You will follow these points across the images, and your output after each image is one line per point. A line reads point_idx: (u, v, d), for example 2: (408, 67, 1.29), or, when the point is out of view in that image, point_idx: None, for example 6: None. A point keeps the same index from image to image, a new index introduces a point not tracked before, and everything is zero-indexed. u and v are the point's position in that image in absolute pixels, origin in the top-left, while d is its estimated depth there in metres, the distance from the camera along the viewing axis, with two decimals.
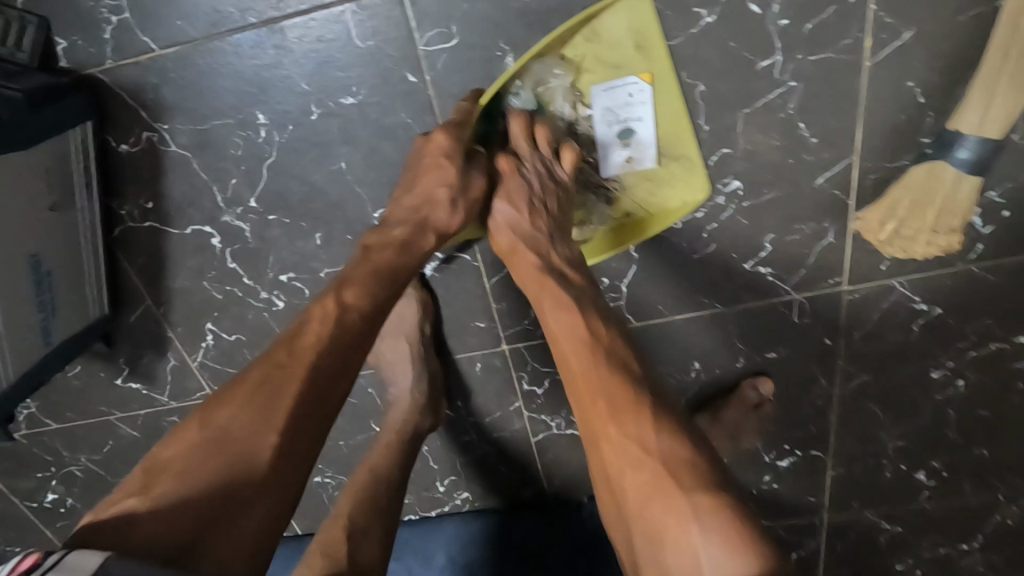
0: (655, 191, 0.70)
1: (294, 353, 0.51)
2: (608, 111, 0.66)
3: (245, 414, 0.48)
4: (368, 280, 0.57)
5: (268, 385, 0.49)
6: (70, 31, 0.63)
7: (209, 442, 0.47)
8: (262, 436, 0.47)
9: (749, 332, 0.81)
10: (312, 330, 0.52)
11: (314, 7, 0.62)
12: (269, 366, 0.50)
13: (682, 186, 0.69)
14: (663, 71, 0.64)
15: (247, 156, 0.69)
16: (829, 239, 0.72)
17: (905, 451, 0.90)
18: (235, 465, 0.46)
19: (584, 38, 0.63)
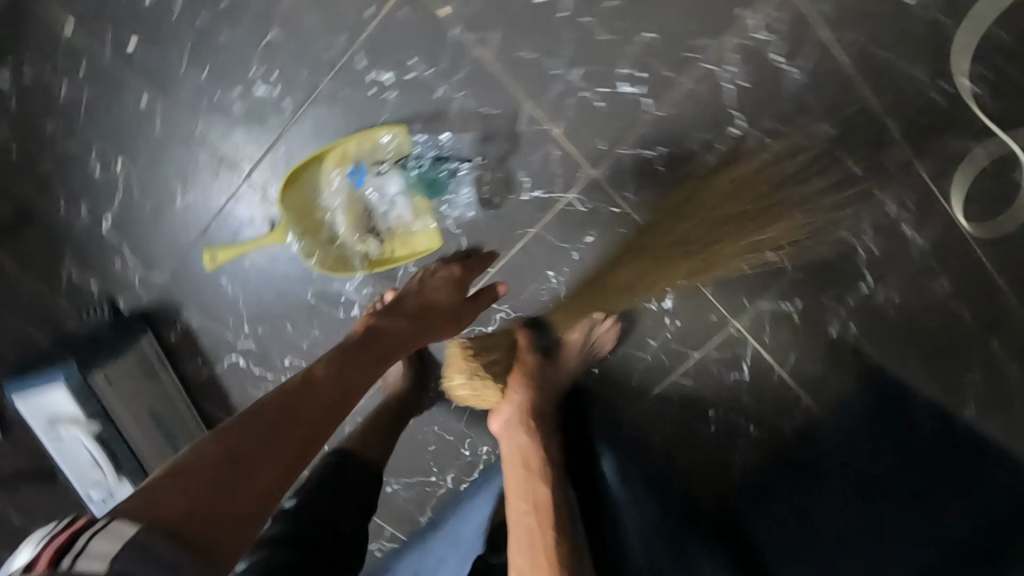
0: (406, 238, 1.11)
1: (311, 414, 0.78)
2: (382, 197, 1.08)
3: (267, 442, 0.71)
4: (342, 363, 0.86)
5: (278, 432, 0.73)
6: (120, 292, 1.14)
7: (229, 457, 0.67)
8: (262, 468, 0.68)
9: (562, 230, 1.16)
10: (323, 399, 0.80)
11: (214, 213, 1.09)
12: (291, 412, 0.75)
13: (423, 237, 1.12)
14: (409, 165, 1.06)
15: (231, 304, 1.18)
16: (557, 152, 1.10)
17: (738, 245, 1.20)
18: (249, 477, 0.67)
19: (371, 143, 1.05)
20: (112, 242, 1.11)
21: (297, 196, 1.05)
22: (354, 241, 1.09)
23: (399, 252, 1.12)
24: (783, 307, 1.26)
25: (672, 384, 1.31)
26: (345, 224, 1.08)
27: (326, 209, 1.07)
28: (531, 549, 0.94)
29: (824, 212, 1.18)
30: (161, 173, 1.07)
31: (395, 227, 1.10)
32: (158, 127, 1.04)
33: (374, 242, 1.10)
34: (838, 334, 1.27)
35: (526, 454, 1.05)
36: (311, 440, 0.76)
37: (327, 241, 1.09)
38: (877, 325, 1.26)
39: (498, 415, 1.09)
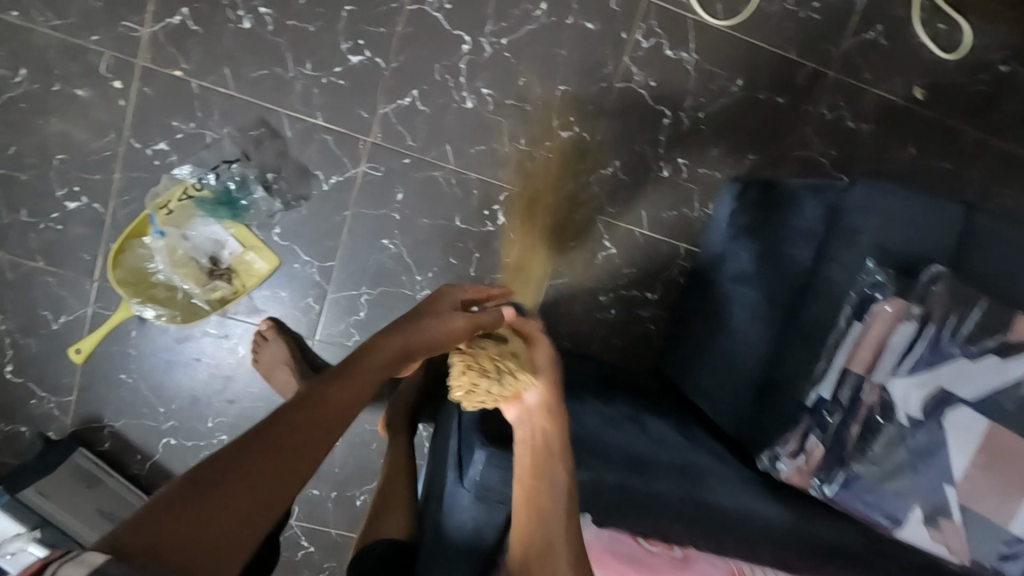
0: (247, 266, 1.24)
1: (307, 435, 0.69)
2: (202, 239, 1.22)
3: (269, 466, 0.64)
4: (359, 381, 0.77)
5: (284, 456, 0.65)
6: (47, 424, 1.29)
7: (229, 483, 0.61)
8: (261, 499, 0.62)
9: (373, 199, 1.26)
10: (328, 424, 0.71)
11: (86, 321, 1.24)
12: (286, 434, 0.67)
13: (261, 257, 1.24)
14: (208, 203, 1.21)
15: (139, 395, 1.29)
16: (330, 138, 1.22)
17: (533, 138, 1.27)
18: (237, 512, 0.60)
19: (170, 202, 1.19)
20: (19, 386, 1.26)
21: (129, 269, 1.19)
22: (199, 287, 1.22)
23: (242, 279, 1.24)
24: (606, 172, 1.30)
25: (551, 287, 1.35)
26: (183, 275, 1.21)
27: (161, 270, 1.21)
28: (536, 513, 0.80)
29: (586, 74, 1.25)
30: (33, 310, 1.23)
31: (229, 259, 1.23)
32: (10, 274, 1.21)
33: (218, 281, 1.23)
34: (671, 172, 1.32)
35: (543, 436, 0.84)
36: (308, 462, 0.67)
37: (178, 297, 1.22)
38: (697, 146, 1.30)
39: (518, 403, 0.85)
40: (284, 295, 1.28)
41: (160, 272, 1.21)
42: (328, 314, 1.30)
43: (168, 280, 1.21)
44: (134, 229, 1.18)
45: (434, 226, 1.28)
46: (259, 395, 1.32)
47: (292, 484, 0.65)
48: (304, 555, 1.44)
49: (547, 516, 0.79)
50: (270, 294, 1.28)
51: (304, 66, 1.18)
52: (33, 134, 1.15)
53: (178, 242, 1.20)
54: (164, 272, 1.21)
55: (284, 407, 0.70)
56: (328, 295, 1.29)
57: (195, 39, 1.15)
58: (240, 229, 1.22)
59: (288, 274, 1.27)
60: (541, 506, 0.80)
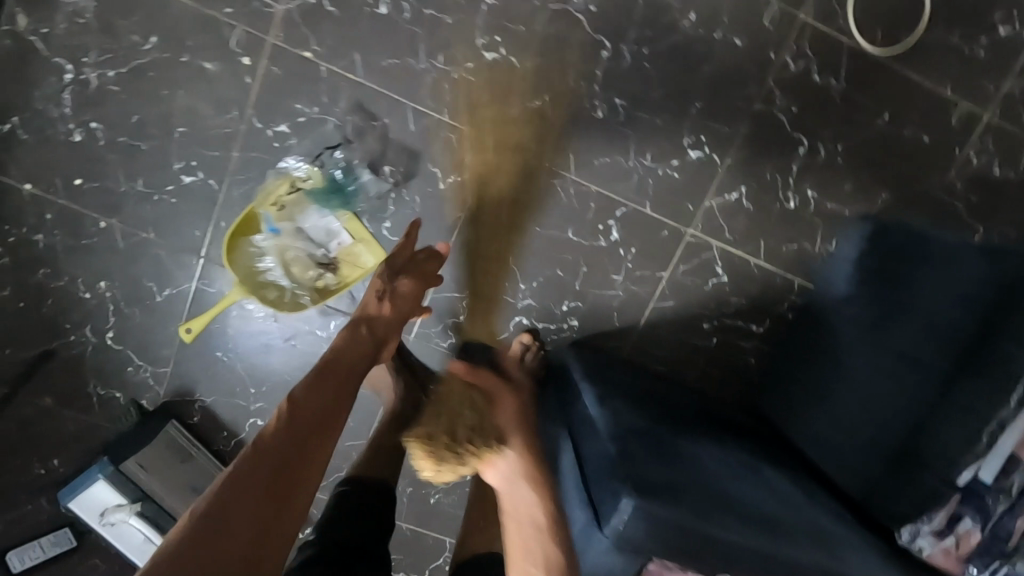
0: (355, 259, 1.21)
1: (297, 454, 0.76)
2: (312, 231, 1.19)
3: (277, 477, 0.72)
4: (332, 386, 0.89)
5: (289, 464, 0.74)
6: (143, 394, 1.30)
7: (245, 499, 0.68)
8: (285, 499, 0.71)
9: (488, 203, 1.22)
10: (314, 443, 0.79)
11: (190, 297, 1.24)
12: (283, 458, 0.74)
13: (369, 252, 1.20)
14: (320, 193, 1.17)
15: (232, 373, 1.29)
16: (454, 135, 1.18)
17: (660, 156, 1.21)
18: (270, 517, 0.68)
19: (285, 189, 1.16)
20: (119, 353, 1.26)
21: (241, 265, 1.16)
22: (308, 279, 1.19)
23: (349, 272, 1.21)
24: (728, 198, 1.24)
25: (655, 310, 1.30)
26: (294, 266, 1.19)
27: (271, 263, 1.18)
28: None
29: (726, 93, 1.18)
30: (139, 280, 1.22)
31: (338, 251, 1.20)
32: (120, 242, 1.20)
33: (327, 273, 1.20)
34: (797, 204, 1.25)
35: (522, 499, 0.94)
36: (304, 480, 0.75)
37: (286, 290, 1.19)
38: (831, 179, 1.23)
39: (490, 466, 1.01)
40: None
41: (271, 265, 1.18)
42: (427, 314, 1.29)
43: (277, 273, 1.18)
44: (249, 213, 1.15)
45: (545, 236, 1.24)
46: None
47: (297, 499, 0.72)
48: None
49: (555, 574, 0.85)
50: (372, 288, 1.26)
51: (437, 59, 1.13)
52: (159, 105, 1.13)
53: (289, 233, 1.17)
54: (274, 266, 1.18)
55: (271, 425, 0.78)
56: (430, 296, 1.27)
57: (330, 22, 1.11)
58: (350, 221, 1.19)
59: None
60: (523, 557, 0.89)
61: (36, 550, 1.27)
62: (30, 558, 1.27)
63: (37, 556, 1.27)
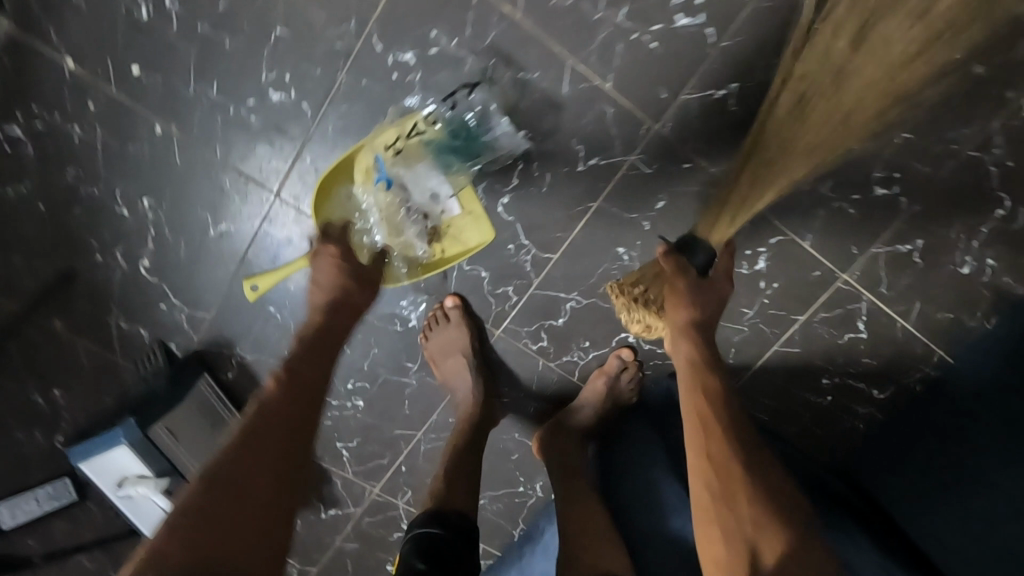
0: (458, 236, 1.00)
1: (297, 425, 0.68)
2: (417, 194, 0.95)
3: (270, 449, 0.65)
4: (322, 335, 0.79)
5: (278, 429, 0.67)
6: (173, 337, 1.10)
7: (233, 472, 0.61)
8: (278, 464, 0.64)
9: (628, 198, 1.01)
10: (301, 393, 0.72)
11: (250, 239, 1.03)
12: (273, 427, 0.67)
13: (476, 231, 0.99)
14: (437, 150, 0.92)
15: (281, 333, 1.09)
16: (611, 110, 0.95)
17: (840, 185, 1.02)
18: (262, 486, 0.61)
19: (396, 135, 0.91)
20: (153, 286, 1.06)
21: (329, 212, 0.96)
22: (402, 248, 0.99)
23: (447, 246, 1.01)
24: (898, 249, 1.06)
25: (775, 353, 1.14)
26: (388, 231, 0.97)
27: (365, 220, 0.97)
28: (709, 476, 0.76)
29: (939, 128, 0.98)
30: (192, 207, 1.01)
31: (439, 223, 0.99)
32: (177, 159, 0.98)
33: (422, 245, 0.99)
34: (973, 273, 1.07)
35: (686, 359, 0.83)
36: (302, 439, 0.68)
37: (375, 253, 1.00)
38: None
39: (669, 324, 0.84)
40: (482, 275, 1.07)
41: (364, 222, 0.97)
42: (522, 310, 1.09)
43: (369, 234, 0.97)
44: (348, 157, 0.93)
45: None
46: (413, 372, 1.14)
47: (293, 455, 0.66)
48: (399, 538, 1.30)
49: (751, 493, 0.73)
50: (467, 269, 1.07)
51: (617, 12, 0.90)
52: None
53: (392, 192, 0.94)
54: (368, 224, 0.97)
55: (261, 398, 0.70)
56: (531, 290, 1.07)
57: None
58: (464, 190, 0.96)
59: (495, 253, 1.05)
60: (708, 458, 0.76)
61: (31, 504, 1.11)
62: (33, 509, 1.12)
63: (40, 507, 1.12)
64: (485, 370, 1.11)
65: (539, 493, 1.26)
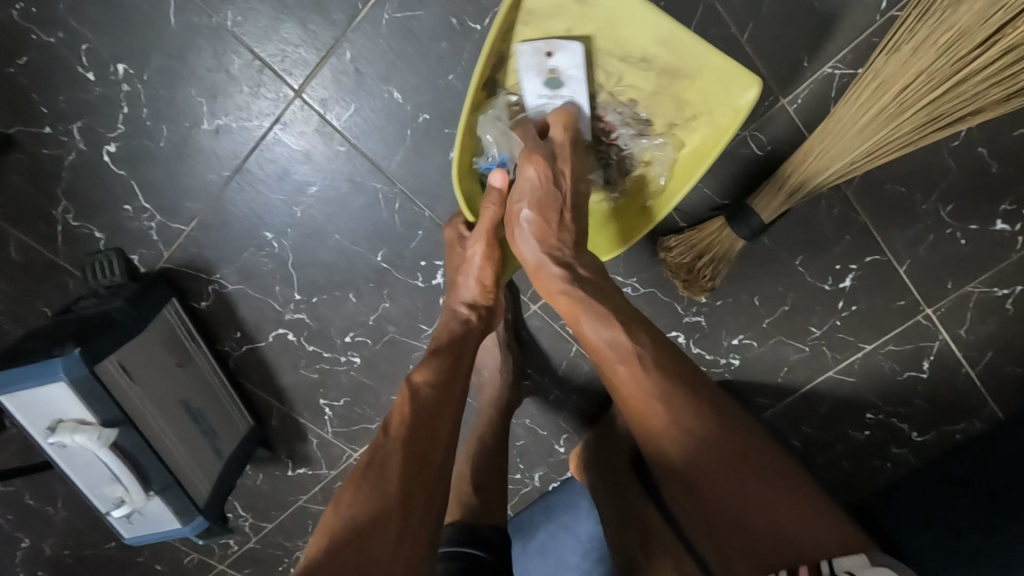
0: (721, 97, 0.74)
1: (434, 440, 0.60)
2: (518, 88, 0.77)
3: (413, 474, 0.57)
4: (455, 343, 0.71)
5: (419, 447, 0.59)
6: (137, 247, 0.87)
7: (373, 500, 0.54)
8: (412, 494, 0.56)
9: (728, 180, 0.85)
10: (436, 425, 0.61)
11: (255, 143, 0.81)
12: (413, 468, 0.57)
13: (733, 95, 0.73)
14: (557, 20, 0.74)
15: (276, 266, 0.88)
16: (738, 70, 0.79)
17: (963, 210, 0.89)
18: (399, 526, 0.53)
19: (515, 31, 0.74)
20: (117, 179, 0.83)
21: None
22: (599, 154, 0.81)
23: (697, 118, 0.78)
24: (998, 293, 0.94)
25: (828, 380, 1.03)
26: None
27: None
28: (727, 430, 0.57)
29: None
30: (184, 87, 0.78)
31: (569, 63, 0.74)
32: (172, 18, 0.75)
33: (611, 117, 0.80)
34: None
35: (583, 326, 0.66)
36: (440, 454, 0.60)
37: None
38: None
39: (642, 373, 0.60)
40: None
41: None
42: None
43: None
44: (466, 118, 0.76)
45: (765, 251, 0.92)
46: None
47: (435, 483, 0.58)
48: None
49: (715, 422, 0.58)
50: None
51: None
52: None
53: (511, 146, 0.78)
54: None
55: (403, 403, 0.62)
56: None
57: None
58: (676, 42, 0.71)
59: None
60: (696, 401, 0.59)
61: None
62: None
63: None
64: (515, 348, 0.96)
65: (535, 484, 1.12)
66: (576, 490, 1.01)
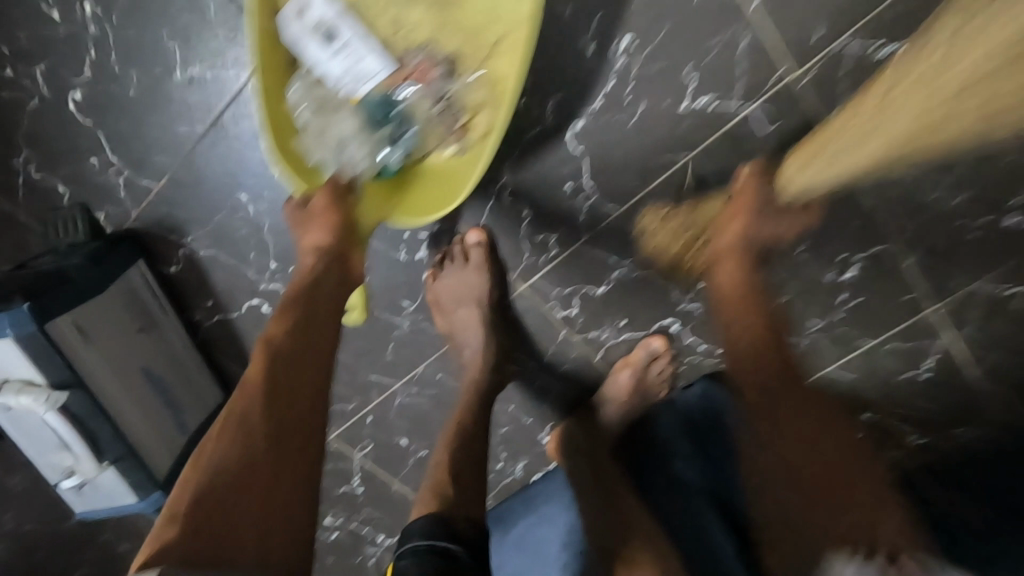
0: (499, 5, 0.73)
1: (296, 381, 0.64)
2: (304, 57, 0.74)
3: (274, 414, 0.61)
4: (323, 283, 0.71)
5: (282, 390, 0.63)
6: (102, 205, 0.82)
7: (235, 439, 0.59)
8: (273, 427, 0.60)
9: (732, 159, 0.81)
10: (299, 372, 0.64)
11: (230, 96, 0.76)
12: (280, 407, 0.61)
13: (509, 1, 0.72)
14: None
15: (251, 231, 0.83)
16: (745, 40, 0.76)
17: (977, 200, 0.84)
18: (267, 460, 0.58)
19: None
20: (83, 130, 0.78)
21: (410, 195, 0.80)
22: (423, 99, 0.75)
23: (500, 39, 0.73)
24: (1009, 291, 0.89)
25: (827, 376, 0.99)
26: (397, 118, 0.74)
27: (398, 157, 0.76)
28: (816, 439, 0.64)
29: None
30: (156, 30, 0.73)
31: (324, 11, 0.71)
32: None
33: (414, 57, 0.76)
34: None
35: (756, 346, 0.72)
36: (303, 394, 0.63)
37: (430, 148, 0.78)
38: None
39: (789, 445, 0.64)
40: (524, 215, 0.88)
41: (399, 160, 0.77)
42: (560, 265, 0.91)
43: (401, 143, 0.75)
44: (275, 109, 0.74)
45: None
46: (407, 314, 0.95)
47: (300, 418, 0.62)
48: (345, 492, 1.12)
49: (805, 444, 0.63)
50: (506, 203, 0.88)
51: None
52: None
53: (332, 117, 0.74)
54: (394, 146, 0.75)
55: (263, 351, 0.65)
56: (579, 245, 0.89)
57: None
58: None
59: (549, 193, 0.86)
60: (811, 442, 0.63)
61: None
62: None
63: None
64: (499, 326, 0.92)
65: (517, 475, 1.07)
66: (558, 483, 0.95)
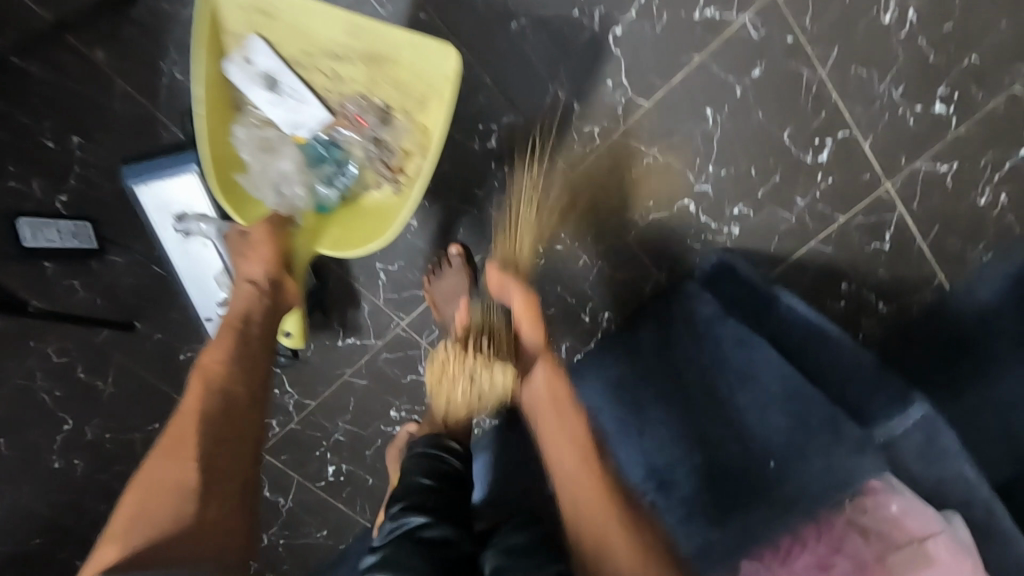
0: (421, 68, 0.93)
1: (249, 335, 0.84)
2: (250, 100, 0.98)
3: (240, 361, 0.80)
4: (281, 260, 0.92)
5: (243, 344, 0.82)
6: None
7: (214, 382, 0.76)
8: (236, 373, 0.79)
9: (729, 57, 1.08)
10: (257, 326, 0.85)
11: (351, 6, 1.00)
12: (241, 360, 0.80)
13: (426, 63, 0.92)
14: (251, 18, 0.93)
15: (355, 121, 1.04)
16: None
17: (911, 91, 1.12)
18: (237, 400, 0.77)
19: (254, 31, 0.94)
20: None
21: (345, 223, 1.03)
22: (358, 146, 1.00)
23: (424, 94, 0.96)
24: (941, 168, 1.16)
25: (810, 250, 1.21)
26: (337, 160, 1.00)
27: (331, 194, 1.01)
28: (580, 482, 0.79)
29: (1010, 58, 1.11)
30: None
31: (266, 63, 0.96)
32: None
33: (348, 108, 1.01)
34: (1003, 211, 1.18)
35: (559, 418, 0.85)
36: (261, 343, 0.84)
37: (366, 182, 1.03)
38: None
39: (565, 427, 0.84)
40: (573, 106, 1.09)
41: (332, 195, 1.01)
42: (600, 151, 1.12)
43: (340, 181, 1.01)
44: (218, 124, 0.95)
45: (762, 125, 1.12)
46: (475, 200, 1.15)
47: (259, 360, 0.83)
48: (410, 382, 1.26)
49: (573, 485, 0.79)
50: (561, 96, 1.08)
51: None
52: None
53: (270, 159, 0.98)
54: (330, 186, 1.00)
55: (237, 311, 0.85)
56: (615, 135, 1.11)
57: None
58: (356, 28, 0.90)
59: (594, 90, 1.08)
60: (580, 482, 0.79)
61: (53, 232, 1.00)
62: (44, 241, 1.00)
63: (53, 243, 1.01)
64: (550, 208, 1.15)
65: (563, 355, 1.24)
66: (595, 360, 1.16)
